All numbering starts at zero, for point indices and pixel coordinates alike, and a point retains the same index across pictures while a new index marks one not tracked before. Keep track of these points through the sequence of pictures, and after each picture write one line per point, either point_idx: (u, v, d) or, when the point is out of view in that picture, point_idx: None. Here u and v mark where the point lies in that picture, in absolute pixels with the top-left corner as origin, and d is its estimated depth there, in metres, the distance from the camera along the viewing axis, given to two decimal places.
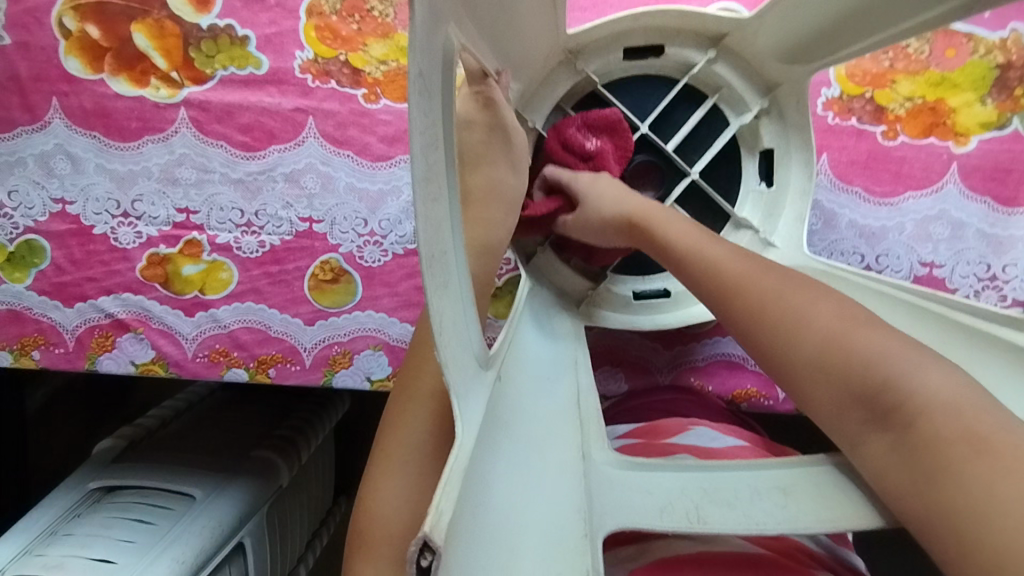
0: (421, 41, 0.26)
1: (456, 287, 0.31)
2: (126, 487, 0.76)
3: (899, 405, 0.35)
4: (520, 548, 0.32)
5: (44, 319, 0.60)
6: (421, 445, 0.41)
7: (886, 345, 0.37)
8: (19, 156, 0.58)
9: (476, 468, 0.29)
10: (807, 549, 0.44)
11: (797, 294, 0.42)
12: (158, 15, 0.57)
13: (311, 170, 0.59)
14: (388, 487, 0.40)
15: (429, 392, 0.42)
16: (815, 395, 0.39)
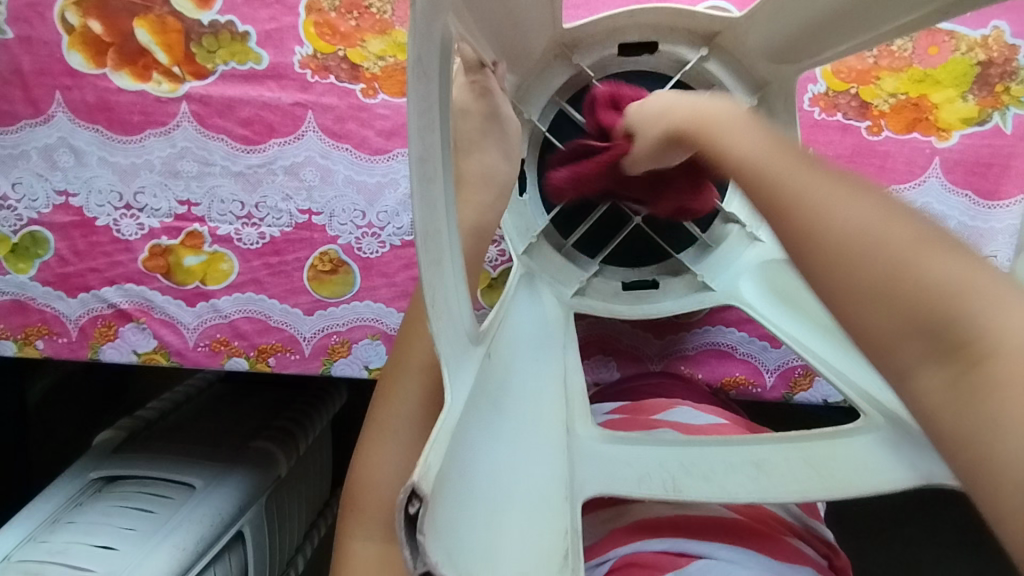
0: (421, 26, 0.28)
1: (449, 269, 0.33)
2: (125, 477, 0.77)
3: (969, 345, 0.25)
4: (511, 513, 0.33)
5: (47, 309, 0.61)
6: (413, 416, 0.42)
7: (963, 265, 0.26)
8: (23, 149, 0.60)
9: (465, 433, 0.30)
10: (781, 518, 0.45)
11: (844, 192, 0.30)
12: (160, 11, 0.58)
13: (311, 163, 0.60)
14: (378, 455, 0.42)
15: (422, 367, 0.43)
16: (869, 321, 0.28)
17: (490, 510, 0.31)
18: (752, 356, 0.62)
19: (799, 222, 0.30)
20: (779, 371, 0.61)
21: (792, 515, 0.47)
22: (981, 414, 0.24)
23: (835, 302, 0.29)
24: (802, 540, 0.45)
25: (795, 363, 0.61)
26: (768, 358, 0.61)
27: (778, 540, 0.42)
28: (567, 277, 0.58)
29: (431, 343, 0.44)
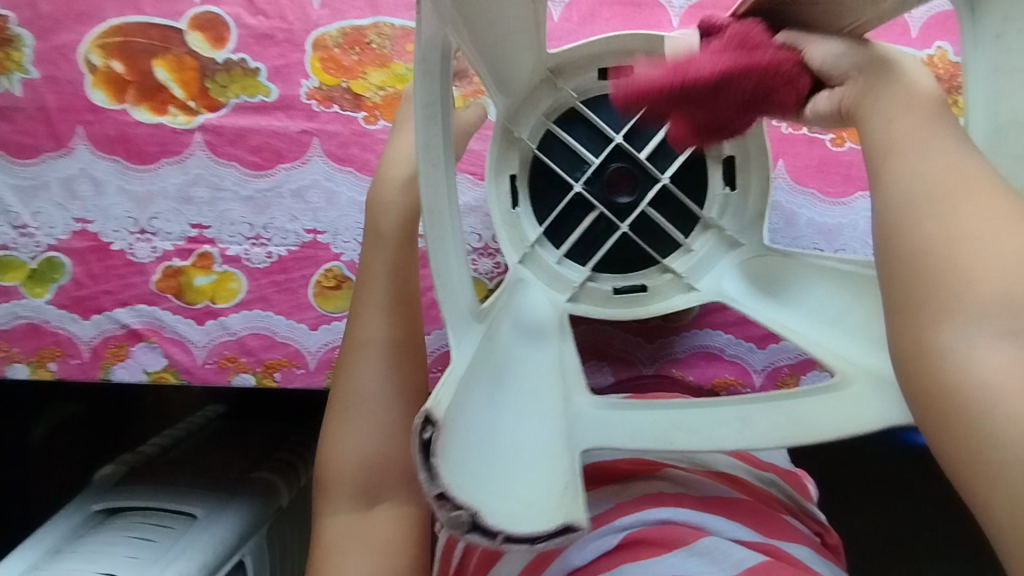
0: (426, 31, 0.32)
1: (452, 246, 0.36)
2: (127, 509, 0.78)
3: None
4: (519, 462, 0.38)
5: (61, 331, 0.64)
6: (369, 396, 0.55)
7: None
8: (45, 180, 0.63)
9: (473, 387, 0.36)
10: (773, 496, 0.51)
11: (993, 197, 0.35)
12: (178, 51, 0.63)
13: (316, 185, 0.64)
14: (342, 429, 0.56)
15: (375, 356, 0.56)
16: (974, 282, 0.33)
17: (496, 457, 0.37)
18: (740, 357, 0.65)
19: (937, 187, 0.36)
20: (767, 371, 0.64)
21: (782, 493, 0.53)
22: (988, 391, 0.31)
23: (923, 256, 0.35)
24: (791, 516, 0.50)
25: (781, 363, 0.64)
26: (756, 358, 0.64)
27: (768, 516, 0.48)
28: (558, 284, 0.60)
29: (379, 332, 0.56)
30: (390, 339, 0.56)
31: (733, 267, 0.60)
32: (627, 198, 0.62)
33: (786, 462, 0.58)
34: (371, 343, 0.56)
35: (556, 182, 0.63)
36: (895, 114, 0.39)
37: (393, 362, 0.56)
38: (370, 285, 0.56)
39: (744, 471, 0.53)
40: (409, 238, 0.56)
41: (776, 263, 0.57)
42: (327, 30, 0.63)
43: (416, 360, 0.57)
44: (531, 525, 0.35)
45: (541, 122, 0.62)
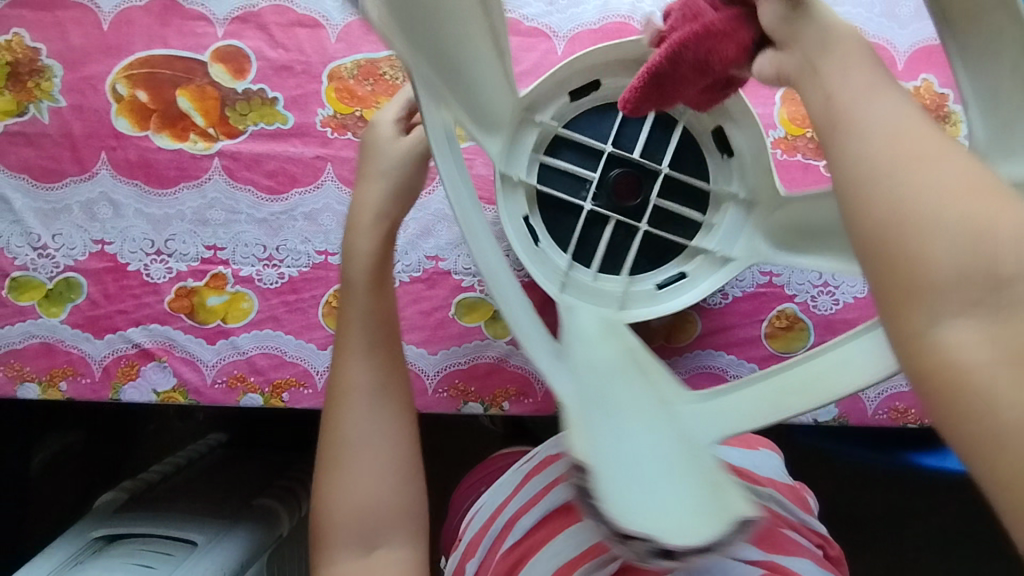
0: (429, 112, 0.40)
1: (506, 281, 0.40)
2: (129, 536, 0.77)
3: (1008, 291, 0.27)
4: (684, 486, 0.31)
5: (74, 350, 0.65)
6: (359, 443, 0.55)
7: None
8: (66, 203, 0.66)
9: (589, 410, 0.34)
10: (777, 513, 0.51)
11: (936, 145, 0.30)
12: (200, 82, 0.66)
13: (328, 209, 0.66)
14: (336, 483, 0.55)
15: (360, 401, 0.56)
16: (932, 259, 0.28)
17: (651, 478, 0.31)
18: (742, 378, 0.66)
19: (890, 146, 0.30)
20: None
21: (786, 509, 0.52)
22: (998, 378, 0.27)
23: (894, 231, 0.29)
24: (793, 530, 0.50)
25: None
26: None
27: (770, 535, 0.48)
28: (603, 297, 0.59)
29: (360, 375, 0.56)
30: (375, 381, 0.56)
31: (764, 231, 0.60)
32: (636, 200, 0.62)
33: (785, 475, 0.58)
34: (354, 390, 0.56)
35: (568, 208, 0.63)
36: (832, 65, 0.33)
37: (380, 402, 0.56)
38: (347, 325, 0.57)
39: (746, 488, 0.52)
40: (382, 281, 0.57)
41: (802, 215, 0.57)
42: (343, 62, 0.67)
43: (401, 397, 0.57)
44: (708, 530, 0.30)
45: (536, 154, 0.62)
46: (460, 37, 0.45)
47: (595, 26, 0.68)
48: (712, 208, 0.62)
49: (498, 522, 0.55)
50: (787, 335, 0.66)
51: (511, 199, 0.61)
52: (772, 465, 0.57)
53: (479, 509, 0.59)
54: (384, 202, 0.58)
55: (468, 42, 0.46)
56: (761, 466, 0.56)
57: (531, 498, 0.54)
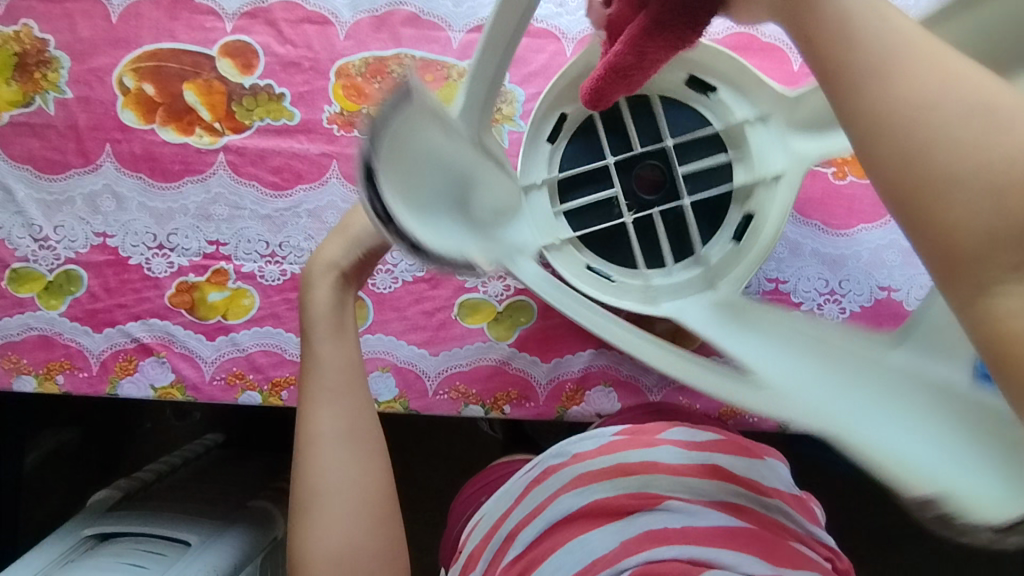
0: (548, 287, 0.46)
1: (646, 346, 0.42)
2: (121, 534, 0.76)
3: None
4: (984, 440, 0.29)
5: (72, 344, 0.64)
6: (334, 483, 0.53)
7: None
8: (69, 195, 0.65)
9: (853, 416, 0.31)
10: (783, 525, 0.50)
11: (945, 78, 0.25)
12: (208, 76, 0.66)
13: (333, 207, 0.66)
14: (314, 530, 0.52)
15: (332, 442, 0.54)
16: (958, 219, 0.23)
17: (964, 449, 0.28)
18: None
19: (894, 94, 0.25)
20: None
21: (792, 521, 0.51)
22: None
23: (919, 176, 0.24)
24: (800, 543, 0.49)
25: None
26: None
27: (777, 548, 0.47)
28: (694, 283, 0.57)
29: (330, 419, 0.55)
30: (342, 428, 0.55)
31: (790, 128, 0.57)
32: (655, 196, 0.63)
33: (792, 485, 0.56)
34: (320, 439, 0.54)
35: (614, 243, 0.62)
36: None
37: (349, 447, 0.55)
38: (313, 370, 0.56)
39: (753, 499, 0.51)
40: (340, 317, 0.57)
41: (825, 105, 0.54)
42: (352, 59, 0.66)
43: (373, 442, 0.56)
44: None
45: (554, 206, 0.61)
46: (480, 181, 0.45)
47: None
48: (733, 146, 0.61)
49: (500, 531, 0.55)
50: None
51: (571, 263, 0.60)
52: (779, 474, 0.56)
53: (480, 519, 0.59)
54: (344, 252, 0.58)
55: (489, 181, 0.46)
56: (768, 477, 0.54)
57: (535, 509, 0.53)
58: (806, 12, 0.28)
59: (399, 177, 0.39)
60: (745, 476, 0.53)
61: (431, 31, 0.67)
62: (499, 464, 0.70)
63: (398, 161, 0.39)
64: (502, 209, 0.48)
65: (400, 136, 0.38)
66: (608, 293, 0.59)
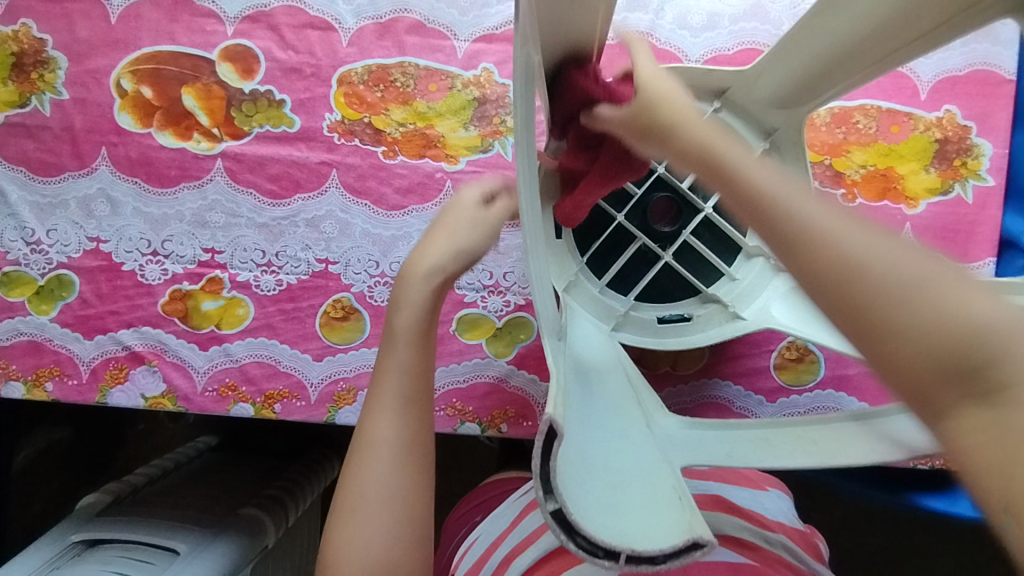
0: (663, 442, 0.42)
1: (742, 441, 0.41)
2: (109, 541, 0.74)
3: (998, 372, 0.24)
4: None
5: (62, 350, 0.63)
6: (386, 489, 0.50)
7: (1006, 308, 0.25)
8: (63, 199, 0.64)
9: None
10: (785, 559, 0.48)
11: (870, 236, 0.28)
12: (207, 81, 0.64)
13: (331, 216, 0.64)
14: (350, 536, 0.49)
15: (390, 445, 0.50)
16: (899, 358, 0.26)
17: None
18: (749, 410, 0.64)
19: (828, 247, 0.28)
20: None
21: (794, 555, 0.50)
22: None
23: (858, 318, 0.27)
24: None
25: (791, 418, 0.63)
26: (765, 412, 0.64)
27: None
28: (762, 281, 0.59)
29: (394, 425, 0.51)
30: (404, 439, 0.51)
31: (767, 101, 0.58)
32: (669, 227, 0.64)
33: (795, 519, 0.56)
34: (379, 445, 0.50)
35: (666, 286, 0.63)
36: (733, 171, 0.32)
37: (405, 459, 0.50)
38: (383, 367, 0.52)
39: (755, 533, 0.50)
40: (428, 335, 0.53)
41: (778, 74, 0.55)
42: (354, 67, 0.65)
43: (428, 459, 0.52)
44: None
45: (594, 284, 0.61)
46: (604, 386, 0.43)
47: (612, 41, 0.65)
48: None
49: (492, 557, 0.54)
50: (797, 368, 0.64)
51: (641, 327, 0.61)
52: (780, 508, 0.55)
53: (473, 542, 0.58)
54: (443, 257, 0.53)
55: (607, 377, 0.45)
56: (770, 509, 0.54)
57: (530, 536, 0.52)
58: (730, 176, 0.32)
59: (574, 482, 0.34)
60: (748, 509, 0.53)
61: (436, 40, 0.66)
62: (489, 484, 0.69)
63: (573, 478, 0.34)
64: (628, 393, 0.45)
65: (568, 470, 0.34)
66: (695, 333, 0.61)
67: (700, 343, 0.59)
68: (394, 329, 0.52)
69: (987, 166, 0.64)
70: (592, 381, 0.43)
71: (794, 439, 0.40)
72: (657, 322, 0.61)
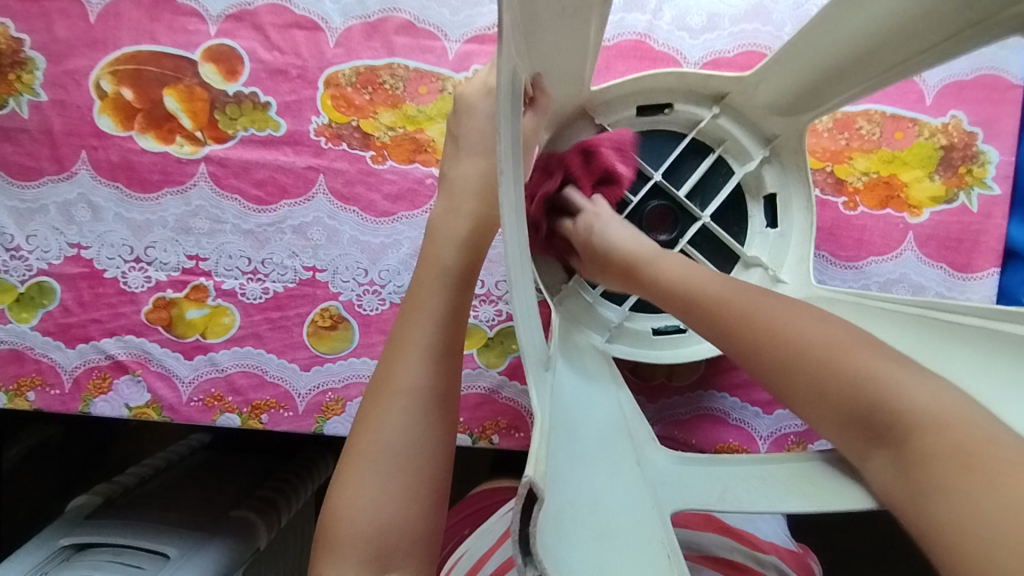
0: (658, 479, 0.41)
1: (731, 479, 0.41)
2: (99, 545, 0.71)
3: (893, 424, 0.36)
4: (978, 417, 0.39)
5: (44, 359, 0.61)
6: (397, 447, 0.45)
7: (881, 366, 0.37)
8: (42, 204, 0.62)
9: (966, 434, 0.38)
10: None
11: (794, 322, 0.41)
12: (189, 82, 0.62)
13: (318, 223, 0.63)
14: (354, 498, 0.44)
15: (409, 393, 0.46)
16: (821, 419, 0.39)
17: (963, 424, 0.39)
18: (745, 422, 0.62)
19: (767, 343, 0.40)
20: (772, 438, 0.62)
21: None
22: (920, 479, 0.34)
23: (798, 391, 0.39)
24: None
25: (787, 431, 0.62)
26: (761, 424, 0.62)
27: None
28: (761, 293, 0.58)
29: (420, 368, 0.47)
30: (431, 388, 0.47)
31: (767, 107, 0.57)
32: (666, 235, 0.62)
33: (787, 540, 0.55)
34: (405, 391, 0.46)
35: None
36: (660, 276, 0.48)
37: (433, 414, 0.47)
38: (414, 307, 0.48)
39: (744, 555, 0.49)
40: (467, 278, 0.49)
41: (780, 82, 0.54)
42: (342, 68, 0.63)
43: (451, 418, 0.48)
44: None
45: (588, 294, 0.60)
46: (588, 425, 0.40)
47: (608, 43, 0.63)
48: (715, 143, 0.61)
49: (479, 573, 0.52)
50: None
51: (634, 339, 0.60)
52: (773, 528, 0.54)
53: (461, 557, 0.56)
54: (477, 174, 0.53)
55: (600, 403, 0.44)
56: (763, 529, 0.54)
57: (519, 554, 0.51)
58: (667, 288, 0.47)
59: (563, 547, 0.29)
60: (740, 529, 0.52)
61: (426, 40, 0.64)
62: (480, 493, 0.68)
63: (562, 538, 0.29)
64: (615, 429, 0.43)
65: (552, 530, 0.29)
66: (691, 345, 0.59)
67: (693, 357, 0.58)
68: (435, 263, 0.49)
69: (993, 174, 0.62)
70: (577, 418, 0.39)
71: (791, 480, 0.41)
72: (651, 333, 0.60)
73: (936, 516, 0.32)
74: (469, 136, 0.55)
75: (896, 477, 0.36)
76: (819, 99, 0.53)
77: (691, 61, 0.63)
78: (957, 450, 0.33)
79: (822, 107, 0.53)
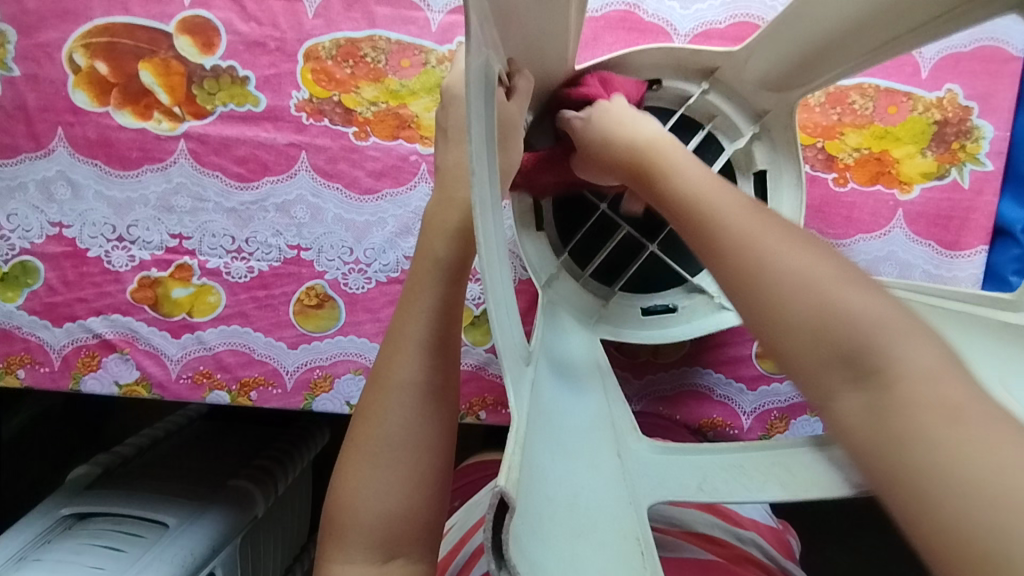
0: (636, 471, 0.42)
1: (712, 466, 0.42)
2: (101, 513, 0.72)
3: (884, 366, 0.29)
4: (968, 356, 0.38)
5: (32, 337, 0.61)
6: (393, 438, 0.46)
7: (879, 307, 0.31)
8: (21, 181, 0.61)
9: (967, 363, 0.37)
10: (756, 558, 0.50)
11: (774, 234, 0.35)
12: (165, 55, 0.61)
13: (301, 201, 0.62)
14: (354, 484, 0.45)
15: (401, 386, 0.46)
16: (795, 349, 0.31)
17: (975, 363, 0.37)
18: (729, 398, 0.63)
19: (752, 269, 0.33)
20: (755, 413, 0.63)
21: (764, 554, 0.51)
22: (891, 429, 0.28)
23: (772, 306, 0.32)
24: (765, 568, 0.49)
25: (770, 406, 0.63)
26: (745, 400, 0.63)
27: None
28: None
29: (412, 362, 0.46)
30: (424, 382, 0.46)
31: (757, 83, 0.55)
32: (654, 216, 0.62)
33: (769, 518, 0.57)
34: (399, 387, 0.46)
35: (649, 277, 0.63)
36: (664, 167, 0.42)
37: (432, 407, 0.47)
38: (406, 303, 0.48)
39: (724, 532, 0.51)
40: (461, 271, 0.48)
41: (769, 59, 0.53)
42: (321, 41, 0.61)
43: (450, 410, 0.48)
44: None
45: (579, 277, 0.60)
46: (569, 419, 0.40)
47: (597, 14, 0.61)
48: (705, 118, 0.60)
49: (467, 543, 0.54)
50: None
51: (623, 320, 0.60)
52: (756, 508, 0.57)
53: (452, 529, 0.58)
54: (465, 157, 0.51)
55: (580, 394, 0.44)
56: (747, 508, 0.56)
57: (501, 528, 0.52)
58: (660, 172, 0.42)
59: (540, 548, 0.29)
60: (724, 507, 0.54)
61: (407, 11, 0.62)
62: (470, 466, 0.69)
63: (537, 538, 0.30)
64: (596, 422, 0.43)
65: (529, 532, 0.29)
66: (676, 324, 0.59)
67: (683, 336, 0.58)
68: (425, 255, 0.48)
69: (987, 150, 0.61)
70: (557, 411, 0.39)
71: (768, 468, 0.40)
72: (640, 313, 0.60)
73: (897, 465, 0.27)
74: (456, 125, 0.53)
75: (866, 422, 0.29)
76: (808, 76, 0.52)
77: (681, 34, 0.61)
78: (945, 406, 0.27)
79: (812, 83, 0.52)
